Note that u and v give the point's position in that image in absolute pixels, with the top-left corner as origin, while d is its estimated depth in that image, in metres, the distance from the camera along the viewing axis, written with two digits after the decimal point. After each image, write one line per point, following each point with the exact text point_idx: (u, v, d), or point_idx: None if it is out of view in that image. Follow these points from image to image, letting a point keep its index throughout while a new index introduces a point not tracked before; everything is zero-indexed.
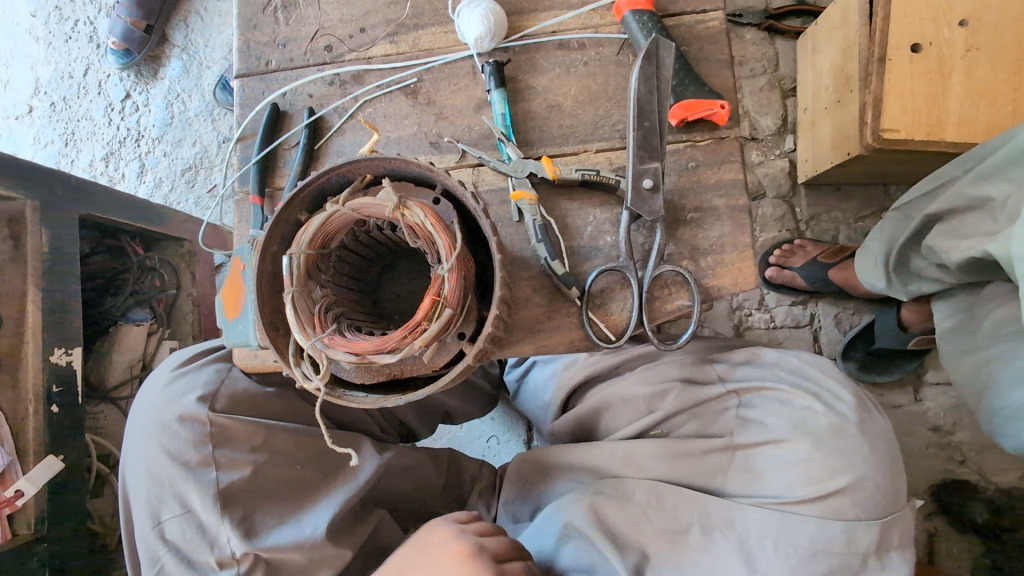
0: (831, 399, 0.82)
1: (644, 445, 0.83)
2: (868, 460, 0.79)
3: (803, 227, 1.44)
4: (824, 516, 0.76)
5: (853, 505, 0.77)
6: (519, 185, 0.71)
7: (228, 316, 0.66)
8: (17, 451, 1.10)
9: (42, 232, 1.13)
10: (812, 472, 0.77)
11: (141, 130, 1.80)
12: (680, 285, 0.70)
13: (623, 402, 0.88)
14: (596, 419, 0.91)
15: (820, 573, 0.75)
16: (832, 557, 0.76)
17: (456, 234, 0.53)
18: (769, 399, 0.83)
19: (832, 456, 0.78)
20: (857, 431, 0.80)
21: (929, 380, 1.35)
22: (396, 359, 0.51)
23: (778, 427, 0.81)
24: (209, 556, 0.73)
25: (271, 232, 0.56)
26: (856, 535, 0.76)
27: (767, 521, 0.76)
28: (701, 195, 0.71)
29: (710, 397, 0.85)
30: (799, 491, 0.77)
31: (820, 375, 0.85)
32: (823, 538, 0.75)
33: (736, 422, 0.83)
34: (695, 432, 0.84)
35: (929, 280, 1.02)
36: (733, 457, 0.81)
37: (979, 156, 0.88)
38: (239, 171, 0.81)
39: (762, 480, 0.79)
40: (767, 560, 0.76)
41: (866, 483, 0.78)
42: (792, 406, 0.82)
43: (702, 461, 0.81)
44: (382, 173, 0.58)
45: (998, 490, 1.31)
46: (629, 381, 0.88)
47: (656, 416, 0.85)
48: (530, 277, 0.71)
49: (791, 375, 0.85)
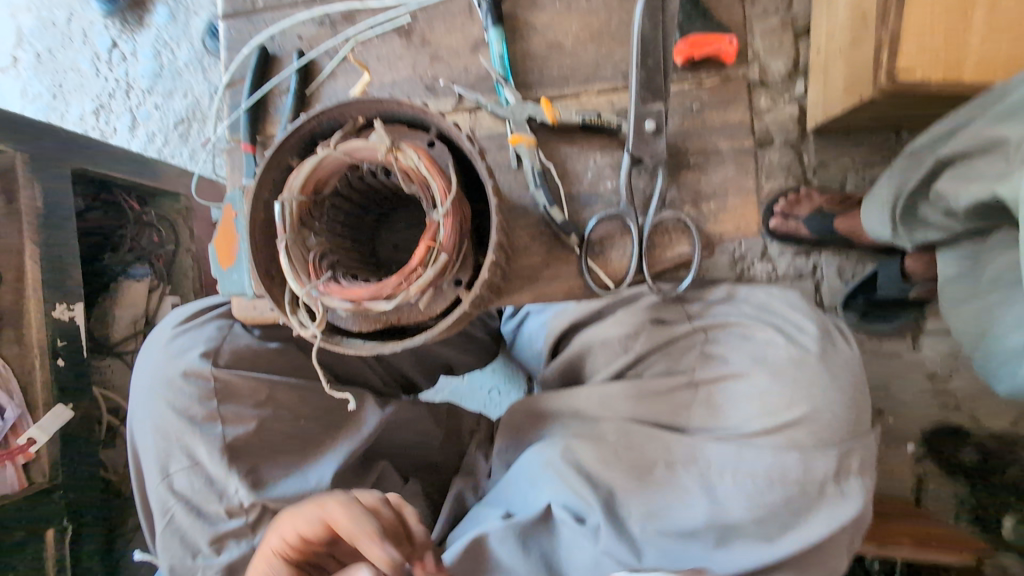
0: (792, 331, 0.78)
1: (614, 387, 0.83)
2: (829, 391, 0.74)
3: (810, 175, 1.41)
4: (781, 447, 0.73)
5: (810, 435, 0.73)
6: (517, 129, 0.69)
7: (222, 265, 0.65)
8: (27, 402, 1.11)
9: (34, 187, 1.11)
10: (770, 404, 0.74)
11: (130, 82, 1.74)
12: (682, 231, 0.69)
13: (601, 344, 0.86)
14: (581, 362, 0.91)
15: (778, 503, 0.71)
16: (789, 487, 0.71)
17: (452, 177, 0.52)
18: (734, 335, 0.79)
19: (792, 387, 0.74)
20: (819, 362, 0.75)
21: (929, 329, 1.35)
22: (392, 306, 0.51)
23: (739, 362, 0.77)
24: (218, 507, 0.73)
25: (262, 178, 0.55)
26: (812, 464, 0.72)
27: (726, 453, 0.74)
28: (704, 138, 0.69)
29: (678, 334, 0.81)
30: (754, 424, 0.74)
31: (784, 309, 0.79)
32: (778, 467, 0.72)
33: (698, 359, 0.80)
34: (665, 370, 0.82)
35: (935, 230, 0.98)
36: (698, 392, 0.79)
37: (1003, 94, 0.83)
38: (228, 119, 0.79)
39: (723, 414, 0.77)
40: (722, 492, 0.73)
41: (827, 412, 0.73)
42: (754, 341, 0.78)
43: (669, 399, 0.80)
44: (374, 116, 0.56)
45: (989, 434, 1.33)
46: (605, 324, 0.87)
47: (630, 356, 0.83)
48: (528, 225, 0.70)
49: (758, 312, 0.80)
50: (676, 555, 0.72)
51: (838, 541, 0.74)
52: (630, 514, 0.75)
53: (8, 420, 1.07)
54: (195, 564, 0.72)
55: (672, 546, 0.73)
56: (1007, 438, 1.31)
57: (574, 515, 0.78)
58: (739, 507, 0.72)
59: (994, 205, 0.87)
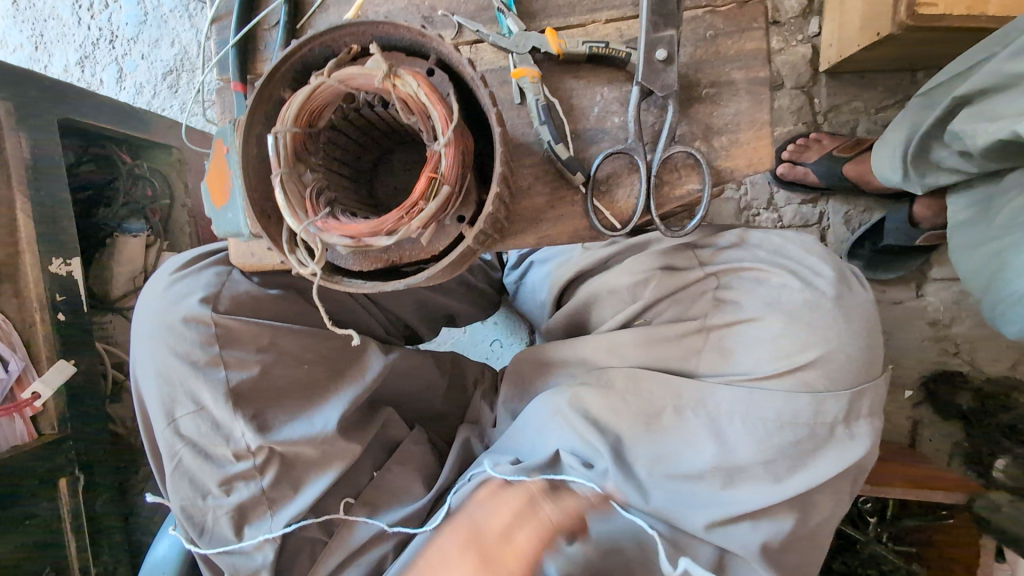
0: (809, 276, 0.77)
1: (625, 334, 0.81)
2: (842, 334, 0.74)
3: (821, 119, 1.37)
4: (794, 390, 0.72)
5: (821, 377, 0.72)
6: (521, 62, 0.65)
7: (216, 203, 0.63)
8: (30, 356, 1.11)
9: (21, 137, 1.08)
10: (783, 347, 0.73)
11: (114, 30, 1.67)
12: (691, 167, 0.67)
13: (609, 293, 0.85)
14: (586, 312, 0.90)
15: (786, 445, 0.71)
16: (799, 428, 0.71)
17: (453, 105, 0.49)
18: (746, 279, 0.78)
19: (806, 331, 0.73)
20: (834, 307, 0.74)
21: (934, 276, 1.34)
22: (394, 241, 0.49)
23: (751, 306, 0.76)
24: (225, 449, 0.74)
25: (252, 110, 0.52)
26: (824, 405, 0.71)
27: (737, 396, 0.73)
28: (717, 68, 0.66)
29: (689, 281, 0.80)
30: (767, 367, 0.73)
31: (801, 251, 0.78)
32: (790, 409, 0.71)
33: (711, 304, 0.79)
34: (675, 317, 0.81)
35: (949, 172, 1.00)
36: (708, 338, 0.78)
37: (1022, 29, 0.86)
38: (217, 56, 0.75)
39: (734, 358, 0.76)
40: (731, 435, 0.72)
41: (839, 355, 0.73)
42: (769, 285, 0.77)
43: (678, 345, 0.79)
44: (369, 42, 0.53)
45: (987, 378, 1.33)
46: (615, 272, 0.85)
47: (640, 304, 0.82)
48: (533, 164, 0.68)
49: (772, 256, 0.79)
50: (683, 497, 0.73)
51: (840, 482, 0.74)
52: (640, 459, 0.75)
53: (13, 373, 1.07)
54: (206, 505, 0.75)
55: (673, 487, 0.74)
56: (1006, 381, 1.31)
57: (583, 462, 0.77)
58: (748, 450, 0.71)
59: (1010, 144, 0.87)
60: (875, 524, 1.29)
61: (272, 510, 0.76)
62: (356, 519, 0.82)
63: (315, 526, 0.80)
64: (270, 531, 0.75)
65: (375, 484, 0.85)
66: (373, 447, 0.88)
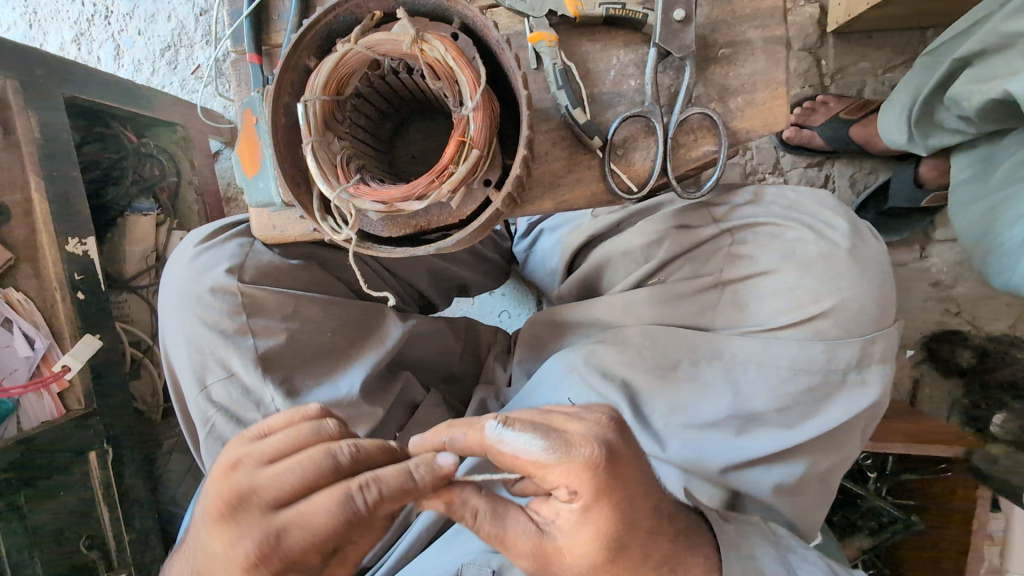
0: (824, 230, 0.78)
1: (640, 293, 0.83)
2: (854, 284, 0.75)
3: (828, 81, 1.36)
4: (806, 338, 0.74)
5: (835, 326, 0.74)
6: (537, 26, 0.65)
7: (248, 174, 0.65)
8: (54, 334, 1.15)
9: (30, 116, 1.08)
10: (796, 299, 0.75)
11: (109, 5, 1.65)
12: (707, 129, 0.67)
13: (622, 255, 0.86)
14: (598, 276, 0.91)
15: (799, 393, 0.74)
16: (813, 376, 0.74)
17: (479, 68, 0.50)
18: (760, 235, 0.79)
19: (820, 281, 0.75)
20: (848, 258, 0.75)
21: (937, 237, 1.35)
22: (425, 206, 0.50)
23: (765, 258, 0.77)
24: (255, 414, 0.76)
25: (280, 82, 0.53)
26: (838, 352, 0.73)
27: (751, 346, 0.75)
28: (734, 28, 0.67)
29: (704, 238, 0.80)
30: (779, 318, 0.76)
31: (814, 208, 0.80)
32: (804, 357, 0.73)
33: (724, 260, 0.79)
34: (689, 275, 0.82)
35: (951, 132, 1.00)
36: (723, 293, 0.80)
37: None
38: (230, 28, 0.75)
39: (749, 311, 0.78)
40: (746, 384, 0.76)
41: (851, 304, 0.74)
42: (785, 238, 0.78)
43: (692, 301, 0.81)
44: (393, 7, 0.54)
45: (987, 336, 1.35)
46: (627, 234, 0.86)
47: (653, 264, 0.83)
48: (550, 129, 0.68)
49: (788, 212, 0.79)
50: (700, 446, 0.76)
51: (853, 429, 0.77)
52: (657, 410, 0.78)
53: (39, 350, 1.14)
54: None
55: (691, 435, 0.76)
56: (1006, 338, 1.33)
57: None
58: (763, 397, 0.75)
59: (1006, 105, 0.88)
60: (876, 479, 1.32)
61: None
62: None
63: None
64: None
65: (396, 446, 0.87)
66: (397, 406, 0.90)
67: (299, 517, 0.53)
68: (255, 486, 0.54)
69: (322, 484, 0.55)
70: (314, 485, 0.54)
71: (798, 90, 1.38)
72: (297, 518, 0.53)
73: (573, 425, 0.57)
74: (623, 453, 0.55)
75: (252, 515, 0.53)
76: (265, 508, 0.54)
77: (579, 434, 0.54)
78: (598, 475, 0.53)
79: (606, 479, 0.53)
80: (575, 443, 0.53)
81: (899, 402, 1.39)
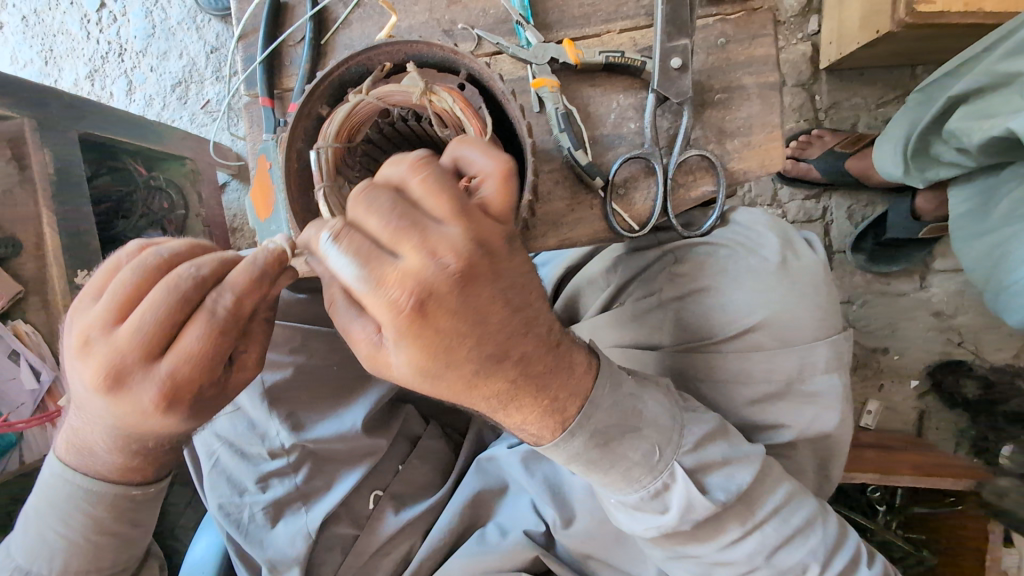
0: (755, 244, 0.77)
1: (601, 318, 0.86)
2: (788, 296, 0.74)
3: (822, 116, 1.40)
4: (743, 351, 0.74)
5: (771, 337, 0.74)
6: (539, 72, 0.68)
7: (260, 216, 0.68)
8: None
9: (44, 150, 1.10)
10: (733, 312, 0.75)
11: (123, 43, 1.70)
12: (705, 170, 0.69)
13: (588, 283, 0.91)
14: (571, 305, 0.94)
15: (748, 404, 0.75)
16: (754, 390, 0.74)
17: (485, 117, 0.53)
18: (698, 254, 0.78)
19: (750, 293, 0.74)
20: (778, 272, 0.75)
21: (937, 268, 1.36)
22: None
23: (703, 277, 0.77)
24: (260, 448, 0.77)
25: (294, 127, 0.55)
26: (776, 364, 0.73)
27: (696, 365, 0.77)
28: (730, 74, 0.69)
29: (650, 260, 0.81)
30: (719, 332, 0.76)
31: (749, 222, 0.78)
32: (739, 369, 0.74)
33: (667, 279, 0.79)
34: (641, 296, 0.82)
35: (950, 166, 1.02)
36: (668, 312, 0.80)
37: (1005, 34, 0.90)
38: (244, 73, 0.77)
39: (694, 326, 0.78)
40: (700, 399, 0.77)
41: (785, 315, 0.74)
42: (718, 257, 0.77)
43: (646, 322, 0.82)
44: (402, 59, 0.57)
45: (991, 367, 1.35)
46: (592, 263, 0.91)
47: (611, 289, 0.86)
48: (552, 170, 0.69)
49: (722, 231, 0.78)
50: None
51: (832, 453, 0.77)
52: None
53: (44, 383, 1.18)
54: (242, 501, 0.76)
55: None
56: (1009, 369, 1.33)
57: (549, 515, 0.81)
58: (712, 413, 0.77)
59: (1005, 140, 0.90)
60: (885, 512, 1.32)
61: (307, 506, 0.79)
62: (384, 512, 0.83)
63: (346, 521, 0.82)
64: (305, 527, 0.77)
65: (401, 478, 0.86)
66: (398, 441, 0.89)
67: (142, 327, 0.50)
68: (117, 349, 0.50)
69: (180, 317, 0.50)
70: (171, 319, 0.50)
71: (793, 125, 1.42)
72: (175, 362, 0.50)
73: (401, 254, 0.45)
74: (461, 292, 0.46)
75: (137, 375, 0.51)
76: (142, 361, 0.51)
77: (447, 243, 0.45)
78: (408, 323, 0.45)
79: (418, 326, 0.45)
80: (388, 282, 0.45)
81: (907, 433, 1.38)
